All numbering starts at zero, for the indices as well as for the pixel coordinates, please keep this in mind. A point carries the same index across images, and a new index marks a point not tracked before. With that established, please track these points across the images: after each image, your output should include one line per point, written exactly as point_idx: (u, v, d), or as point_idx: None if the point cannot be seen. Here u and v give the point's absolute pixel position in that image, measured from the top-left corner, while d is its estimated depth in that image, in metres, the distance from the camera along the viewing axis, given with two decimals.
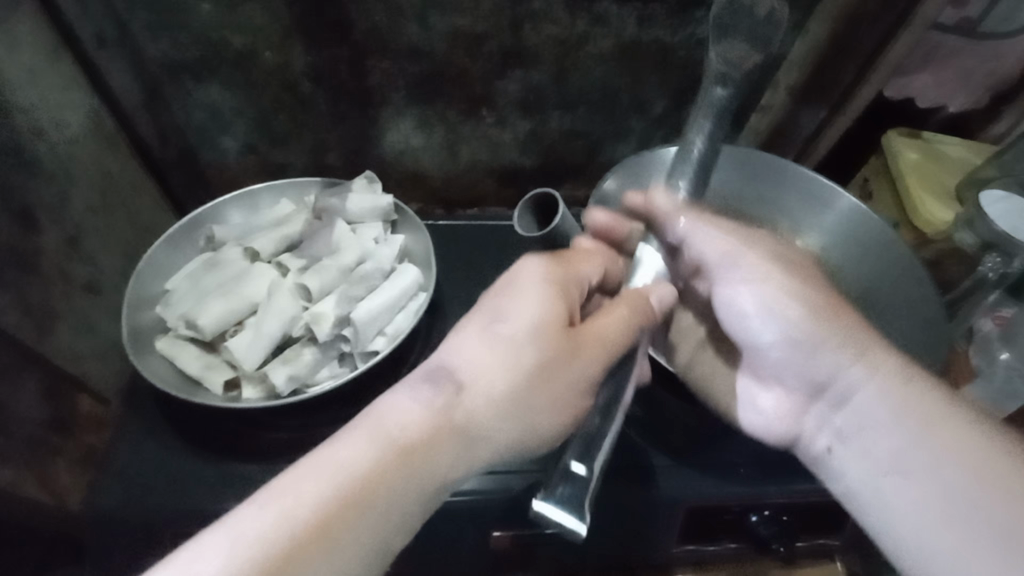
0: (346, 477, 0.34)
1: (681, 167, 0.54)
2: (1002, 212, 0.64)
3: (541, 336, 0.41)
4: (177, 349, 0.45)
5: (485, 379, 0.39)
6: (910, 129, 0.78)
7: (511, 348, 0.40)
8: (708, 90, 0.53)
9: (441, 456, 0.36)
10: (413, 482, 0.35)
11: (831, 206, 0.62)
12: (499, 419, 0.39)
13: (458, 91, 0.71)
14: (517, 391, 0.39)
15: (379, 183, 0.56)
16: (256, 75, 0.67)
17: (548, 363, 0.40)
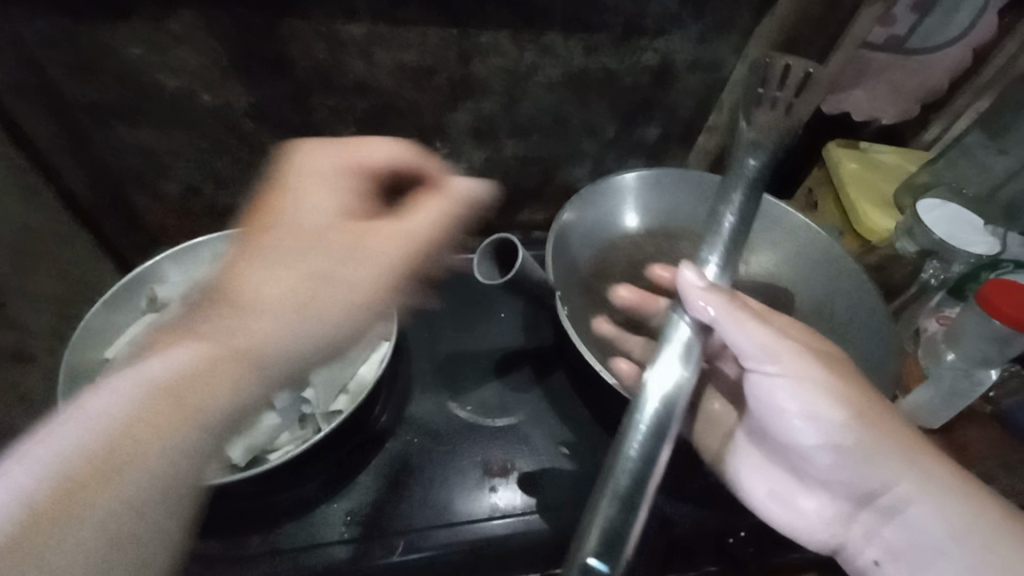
0: (127, 411, 0.39)
1: (712, 240, 0.52)
2: (940, 219, 0.66)
3: (266, 254, 0.47)
4: None
5: (273, 286, 0.45)
6: (848, 139, 0.83)
7: (273, 259, 0.46)
8: (741, 162, 0.60)
9: (189, 373, 0.41)
10: (180, 424, 0.39)
11: (780, 224, 0.64)
12: (281, 304, 0.45)
13: (409, 125, 0.70)
14: (303, 294, 0.46)
15: None
16: (195, 118, 0.64)
17: (329, 269, 0.47)
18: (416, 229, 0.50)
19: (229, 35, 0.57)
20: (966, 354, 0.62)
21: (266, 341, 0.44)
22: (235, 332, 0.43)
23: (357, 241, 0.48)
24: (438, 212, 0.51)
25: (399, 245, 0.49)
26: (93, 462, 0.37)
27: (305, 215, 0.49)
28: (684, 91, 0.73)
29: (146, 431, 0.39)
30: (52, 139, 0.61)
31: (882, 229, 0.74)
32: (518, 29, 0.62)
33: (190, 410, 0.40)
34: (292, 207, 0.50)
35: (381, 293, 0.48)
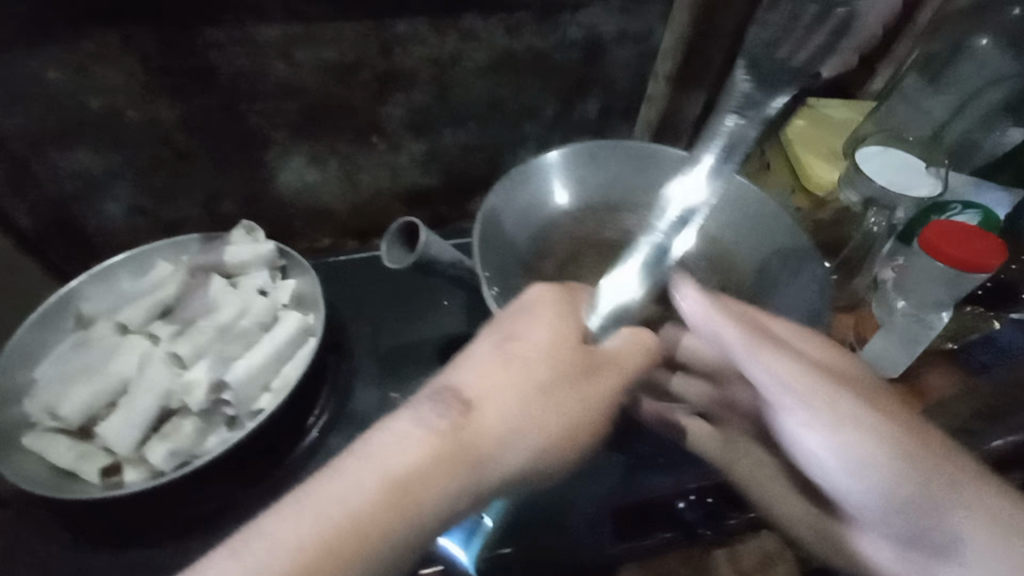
0: (353, 507, 0.32)
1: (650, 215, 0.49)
2: (877, 166, 0.66)
3: (502, 363, 0.38)
4: (46, 442, 0.42)
5: (492, 399, 0.37)
6: (796, 98, 0.82)
7: (502, 372, 0.38)
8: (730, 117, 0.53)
9: (409, 500, 0.33)
10: (402, 524, 0.33)
11: (715, 183, 0.63)
12: (516, 431, 0.37)
13: (343, 123, 0.69)
14: (529, 411, 0.37)
15: (261, 231, 0.54)
16: (125, 137, 0.64)
17: (542, 383, 0.38)
18: (628, 375, 0.41)
19: (147, 50, 0.58)
20: (918, 299, 0.62)
21: (493, 455, 0.36)
22: (459, 433, 0.35)
23: (586, 372, 0.40)
24: (638, 369, 0.42)
25: (607, 382, 0.40)
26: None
27: (536, 323, 0.40)
28: (616, 62, 0.72)
29: (352, 547, 0.31)
30: None
31: (825, 181, 0.73)
32: (434, 14, 0.62)
33: (416, 509, 0.33)
34: (542, 307, 0.41)
35: (592, 418, 0.39)
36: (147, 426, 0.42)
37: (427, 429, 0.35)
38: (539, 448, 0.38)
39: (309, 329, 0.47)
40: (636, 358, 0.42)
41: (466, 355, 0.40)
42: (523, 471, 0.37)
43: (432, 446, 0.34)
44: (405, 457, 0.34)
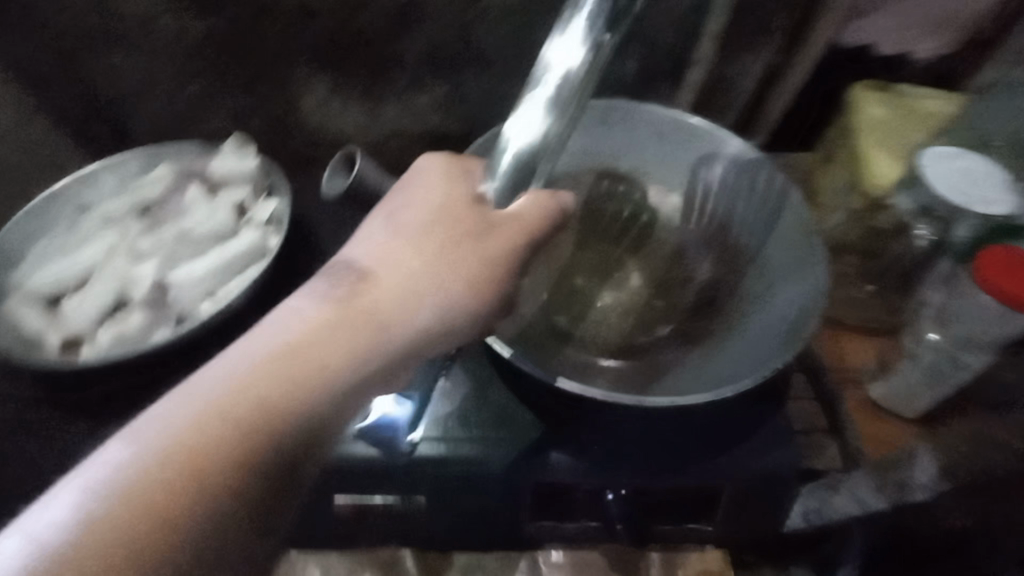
0: (253, 377, 0.31)
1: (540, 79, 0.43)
2: (946, 170, 0.55)
3: (394, 232, 0.38)
4: (21, 307, 0.46)
5: (394, 267, 0.37)
6: (880, 81, 0.70)
7: (397, 241, 0.38)
8: None
9: (307, 360, 0.32)
10: (303, 382, 0.32)
11: (717, 158, 0.56)
12: (413, 283, 0.36)
13: (362, 52, 0.69)
14: (431, 268, 0.37)
15: (253, 147, 0.55)
16: (161, 44, 0.67)
17: (437, 244, 0.38)
18: (526, 231, 0.39)
19: None
20: (958, 335, 0.52)
21: (397, 315, 0.35)
22: (351, 296, 0.35)
23: (483, 232, 0.39)
24: (541, 223, 0.40)
25: (507, 239, 0.39)
26: (204, 451, 0.29)
27: (430, 193, 0.40)
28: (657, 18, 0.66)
29: (253, 416, 0.30)
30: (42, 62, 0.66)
31: (882, 179, 0.62)
32: None
33: (316, 373, 0.32)
34: (423, 178, 0.41)
35: (495, 274, 0.38)
36: (103, 309, 0.47)
37: (322, 303, 0.34)
38: (444, 308, 0.37)
39: (263, 249, 0.49)
40: (537, 219, 0.40)
41: (359, 236, 0.39)
42: (432, 333, 0.36)
43: (331, 315, 0.34)
44: (298, 325, 0.33)
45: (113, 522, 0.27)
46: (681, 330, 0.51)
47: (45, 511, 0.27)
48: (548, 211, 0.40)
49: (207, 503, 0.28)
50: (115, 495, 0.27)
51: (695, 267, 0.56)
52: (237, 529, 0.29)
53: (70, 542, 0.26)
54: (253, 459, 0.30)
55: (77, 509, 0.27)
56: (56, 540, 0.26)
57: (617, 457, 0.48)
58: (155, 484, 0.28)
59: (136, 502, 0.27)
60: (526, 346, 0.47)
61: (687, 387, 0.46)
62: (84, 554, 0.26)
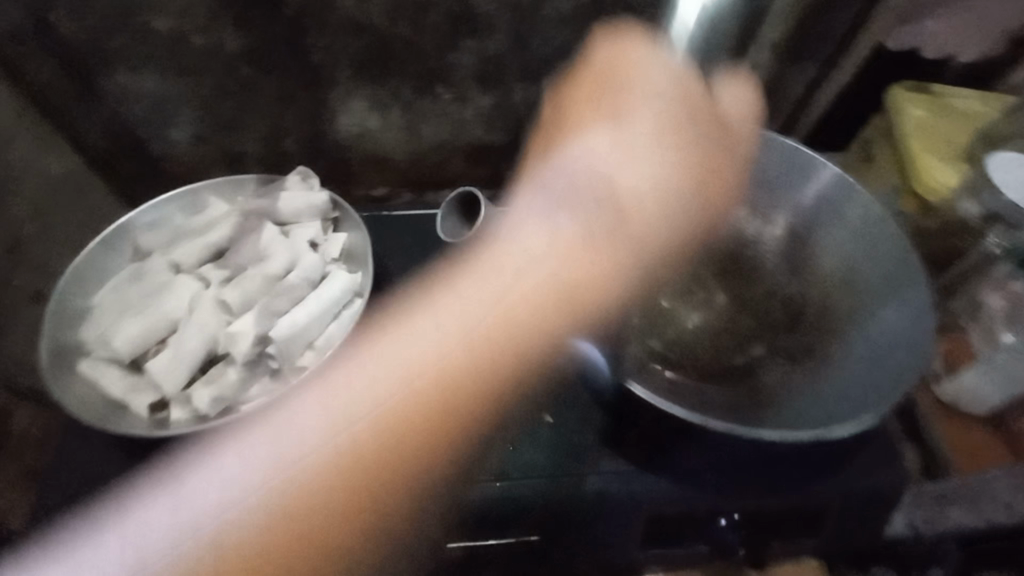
0: (466, 345, 0.39)
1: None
2: (1012, 176, 0.56)
3: (615, 132, 0.45)
4: (99, 370, 0.43)
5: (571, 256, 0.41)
6: (917, 83, 0.71)
7: (622, 147, 0.44)
8: None
9: (570, 281, 0.41)
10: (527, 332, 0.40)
11: (811, 178, 0.58)
12: (649, 190, 0.44)
13: (407, 67, 0.64)
14: (604, 248, 0.42)
15: (316, 178, 0.52)
16: (191, 59, 0.61)
17: (654, 149, 0.45)
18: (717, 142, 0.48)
19: None
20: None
21: (635, 212, 0.43)
22: (601, 194, 0.43)
23: (637, 218, 0.43)
24: (711, 139, 0.48)
25: (713, 148, 0.48)
26: (497, 355, 0.40)
27: (638, 98, 0.47)
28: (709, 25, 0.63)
29: (479, 382, 0.39)
30: (57, 84, 0.59)
31: (940, 185, 0.63)
32: None
33: (577, 289, 0.41)
34: (631, 79, 0.48)
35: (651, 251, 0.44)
36: (195, 369, 0.43)
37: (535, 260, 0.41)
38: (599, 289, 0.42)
39: (357, 290, 0.47)
40: None
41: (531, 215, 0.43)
42: (659, 242, 0.44)
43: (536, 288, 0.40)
44: (548, 232, 0.42)
45: (324, 482, 0.36)
46: (774, 347, 0.53)
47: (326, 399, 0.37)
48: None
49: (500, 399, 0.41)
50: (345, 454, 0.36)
51: (771, 280, 0.57)
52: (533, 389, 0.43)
53: (392, 416, 0.37)
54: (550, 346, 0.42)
55: (253, 484, 0.36)
56: (239, 514, 0.35)
57: (720, 472, 0.50)
58: (320, 476, 0.36)
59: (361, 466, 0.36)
60: (635, 372, 0.47)
61: (817, 416, 0.46)
62: (295, 503, 0.35)
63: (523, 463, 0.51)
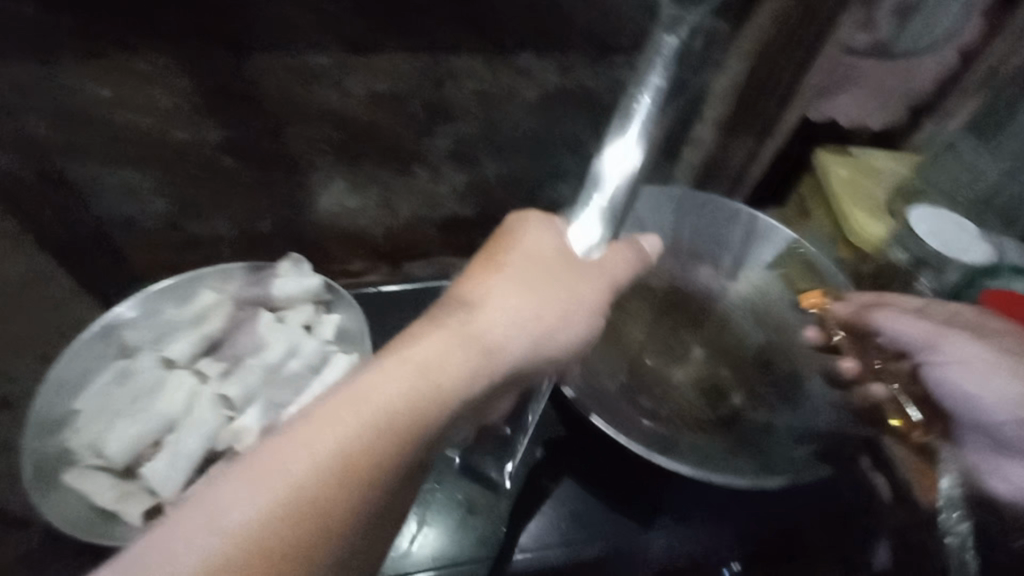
0: (362, 419, 0.30)
1: (626, 117, 0.43)
2: (931, 228, 0.65)
3: (505, 275, 0.38)
4: (87, 480, 0.41)
5: (501, 320, 0.36)
6: (837, 145, 0.80)
7: (502, 280, 0.38)
8: (661, 42, 0.45)
9: (413, 396, 0.31)
10: (451, 395, 0.33)
11: (773, 239, 0.62)
12: (513, 334, 0.36)
13: (385, 151, 0.67)
14: (535, 314, 0.37)
15: (307, 263, 0.53)
16: (170, 153, 0.61)
17: (539, 287, 0.38)
18: (610, 284, 0.41)
19: (197, 69, 0.55)
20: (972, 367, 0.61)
21: (505, 351, 0.35)
22: (463, 325, 0.35)
23: (575, 278, 0.40)
24: (617, 270, 0.42)
25: (595, 289, 0.40)
26: (373, 442, 0.30)
27: (527, 250, 0.40)
28: None
29: (399, 426, 0.31)
30: (27, 184, 0.58)
31: (873, 237, 0.72)
32: (489, 51, 0.59)
33: (441, 385, 0.32)
34: (524, 233, 0.41)
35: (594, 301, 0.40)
36: (193, 469, 0.42)
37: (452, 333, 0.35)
38: (543, 326, 0.37)
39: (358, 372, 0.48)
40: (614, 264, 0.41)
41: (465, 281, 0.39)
42: (503, 375, 0.35)
43: (454, 347, 0.34)
44: (424, 343, 0.34)
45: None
46: (754, 396, 0.58)
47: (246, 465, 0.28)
48: (617, 262, 0.43)
49: (377, 488, 0.30)
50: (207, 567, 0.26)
51: (743, 331, 0.62)
52: (379, 532, 0.31)
53: (296, 504, 0.28)
54: (379, 481, 0.30)
55: None
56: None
57: (721, 520, 0.54)
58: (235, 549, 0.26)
59: (298, 502, 0.28)
60: (639, 433, 0.50)
61: (802, 460, 0.50)
62: None
63: (538, 535, 0.52)
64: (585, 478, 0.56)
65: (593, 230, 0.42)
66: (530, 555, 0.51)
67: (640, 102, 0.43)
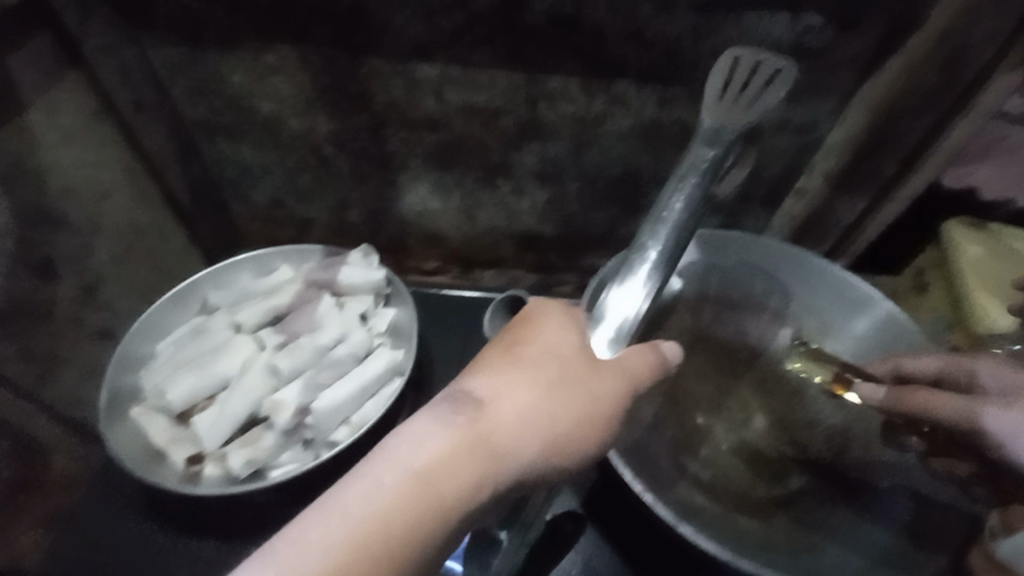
0: (362, 520, 0.29)
1: (657, 222, 0.44)
2: None
3: (518, 373, 0.38)
4: (149, 417, 0.46)
5: (505, 424, 0.35)
6: (974, 219, 0.69)
7: (517, 379, 0.37)
8: (697, 150, 0.47)
9: (406, 515, 0.30)
10: (448, 505, 0.31)
11: (865, 311, 0.55)
12: (523, 439, 0.35)
13: (473, 162, 0.69)
14: (546, 418, 0.36)
15: (376, 256, 0.54)
16: (282, 139, 0.67)
17: (556, 387, 0.37)
18: (634, 383, 0.40)
19: (316, 67, 0.60)
20: None
21: (511, 460, 0.34)
22: (470, 426, 0.34)
23: (592, 381, 0.39)
24: (643, 380, 0.40)
25: (616, 392, 0.39)
26: (373, 551, 0.29)
27: (547, 345, 0.39)
28: (767, 150, 0.65)
29: (396, 536, 0.30)
30: (164, 150, 0.67)
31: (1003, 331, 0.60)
32: (588, 76, 0.59)
33: (442, 494, 0.31)
34: (542, 327, 0.40)
35: (615, 413, 0.39)
36: (235, 429, 0.45)
37: (450, 431, 0.34)
38: (558, 435, 0.36)
39: (398, 369, 0.49)
40: (644, 372, 0.41)
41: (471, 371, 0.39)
42: (505, 481, 0.34)
43: (456, 447, 0.33)
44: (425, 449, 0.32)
45: None
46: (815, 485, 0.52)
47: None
48: (644, 369, 0.41)
49: None
50: None
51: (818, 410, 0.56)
52: None
53: None
54: None
55: None
56: None
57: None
58: None
59: None
60: (663, 494, 0.47)
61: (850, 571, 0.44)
62: None
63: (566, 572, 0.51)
64: (607, 526, 0.53)
65: (611, 328, 0.41)
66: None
67: (671, 210, 0.45)
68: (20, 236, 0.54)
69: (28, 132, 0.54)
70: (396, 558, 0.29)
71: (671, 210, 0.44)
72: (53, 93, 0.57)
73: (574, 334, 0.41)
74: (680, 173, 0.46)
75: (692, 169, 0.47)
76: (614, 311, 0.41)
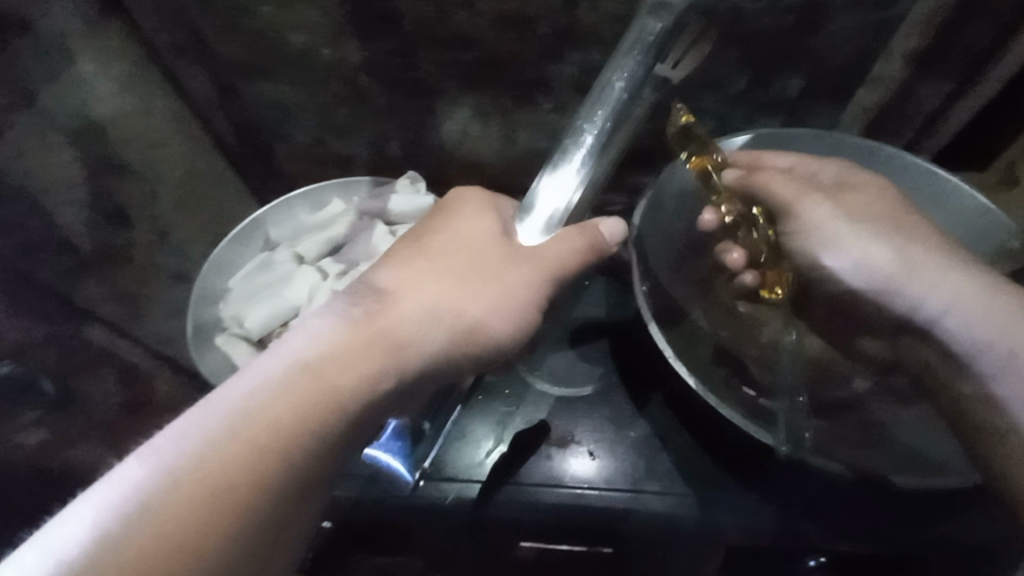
0: (261, 404, 0.33)
1: (594, 106, 0.41)
2: None
3: (425, 267, 0.41)
4: (233, 344, 0.50)
5: (404, 316, 0.39)
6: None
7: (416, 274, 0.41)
8: (641, 23, 0.42)
9: (298, 405, 0.33)
10: (341, 392, 0.35)
11: (947, 202, 0.53)
12: (427, 332, 0.39)
13: (510, 78, 0.66)
14: (447, 305, 0.40)
15: (423, 182, 0.56)
16: (317, 71, 0.66)
17: (461, 279, 0.41)
18: (550, 271, 0.42)
19: None
20: None
21: (411, 352, 0.38)
22: (369, 319, 0.38)
23: (499, 272, 0.42)
24: (568, 262, 0.42)
25: (532, 279, 0.42)
26: (270, 435, 0.32)
27: (453, 235, 0.43)
28: (837, 35, 0.58)
29: (290, 419, 0.33)
30: (204, 91, 0.68)
31: None
32: None
33: (334, 384, 0.35)
34: (451, 222, 0.44)
35: (530, 304, 0.42)
36: None
37: (346, 323, 0.37)
38: (464, 327, 0.40)
39: None
40: (571, 255, 0.42)
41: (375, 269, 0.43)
42: (409, 367, 0.38)
43: (351, 336, 0.37)
44: (320, 344, 0.36)
45: (128, 547, 0.28)
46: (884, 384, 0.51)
47: (123, 474, 0.30)
48: (569, 255, 0.42)
49: (266, 486, 0.32)
50: (110, 545, 0.28)
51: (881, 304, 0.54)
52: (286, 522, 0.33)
53: (192, 485, 0.30)
54: (266, 479, 0.32)
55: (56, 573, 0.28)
56: (81, 551, 0.28)
57: (826, 518, 0.49)
58: (141, 527, 0.29)
59: (196, 485, 0.30)
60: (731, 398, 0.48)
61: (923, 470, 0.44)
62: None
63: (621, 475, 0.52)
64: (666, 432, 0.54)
65: (541, 218, 0.42)
66: (570, 493, 0.51)
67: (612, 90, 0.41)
68: (92, 185, 0.58)
69: (84, 84, 0.55)
70: (295, 439, 0.33)
71: (611, 89, 0.40)
72: (99, 41, 0.57)
73: (479, 223, 0.44)
74: (624, 47, 0.41)
75: (638, 42, 0.41)
76: (539, 208, 0.42)
